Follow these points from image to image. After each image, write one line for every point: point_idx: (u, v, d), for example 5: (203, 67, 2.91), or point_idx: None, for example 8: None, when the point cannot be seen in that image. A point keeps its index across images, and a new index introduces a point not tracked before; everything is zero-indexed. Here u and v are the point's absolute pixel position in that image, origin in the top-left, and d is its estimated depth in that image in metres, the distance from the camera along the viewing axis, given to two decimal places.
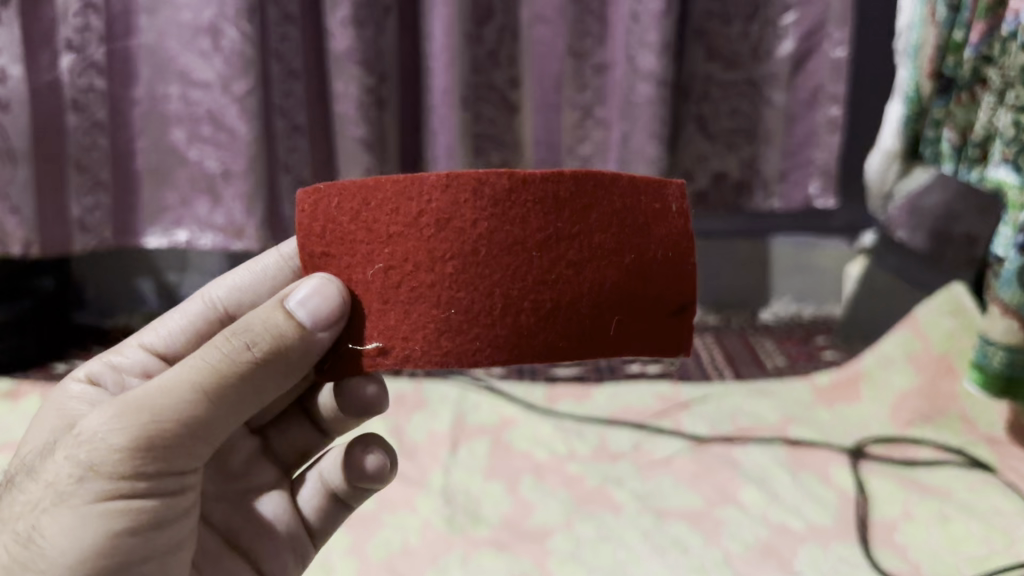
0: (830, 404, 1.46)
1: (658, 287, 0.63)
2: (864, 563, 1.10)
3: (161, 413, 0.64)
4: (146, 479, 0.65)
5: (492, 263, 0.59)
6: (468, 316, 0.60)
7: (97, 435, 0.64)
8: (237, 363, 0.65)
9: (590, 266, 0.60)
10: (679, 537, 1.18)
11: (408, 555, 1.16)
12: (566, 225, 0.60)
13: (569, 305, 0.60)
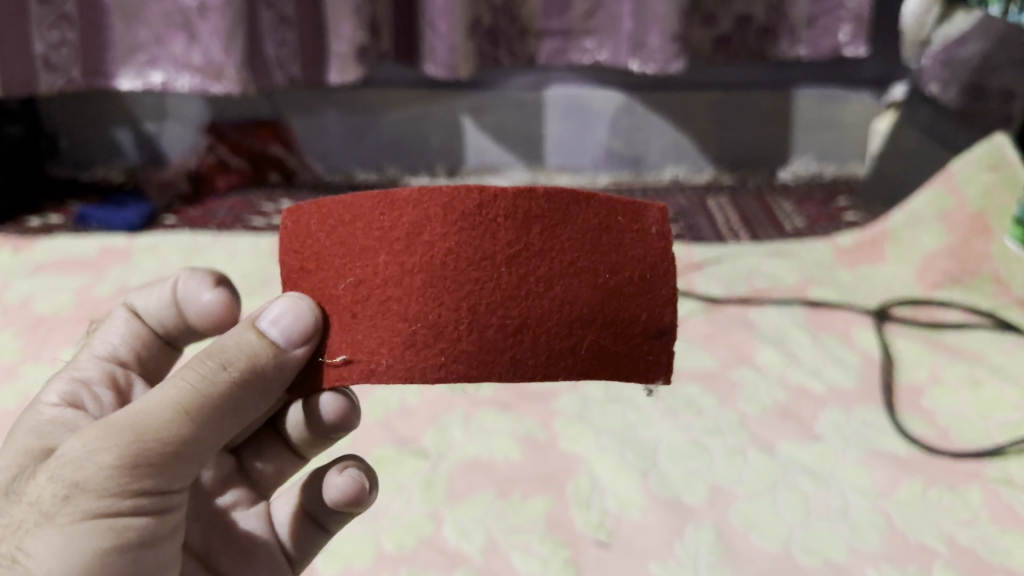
0: (853, 266, 1.36)
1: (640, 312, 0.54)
2: (890, 429, 1.02)
3: (151, 425, 0.54)
4: (135, 503, 0.54)
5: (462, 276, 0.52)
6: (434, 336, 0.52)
7: (80, 455, 0.52)
8: (218, 381, 0.57)
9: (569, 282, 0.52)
10: (691, 399, 1.07)
11: (407, 416, 1.05)
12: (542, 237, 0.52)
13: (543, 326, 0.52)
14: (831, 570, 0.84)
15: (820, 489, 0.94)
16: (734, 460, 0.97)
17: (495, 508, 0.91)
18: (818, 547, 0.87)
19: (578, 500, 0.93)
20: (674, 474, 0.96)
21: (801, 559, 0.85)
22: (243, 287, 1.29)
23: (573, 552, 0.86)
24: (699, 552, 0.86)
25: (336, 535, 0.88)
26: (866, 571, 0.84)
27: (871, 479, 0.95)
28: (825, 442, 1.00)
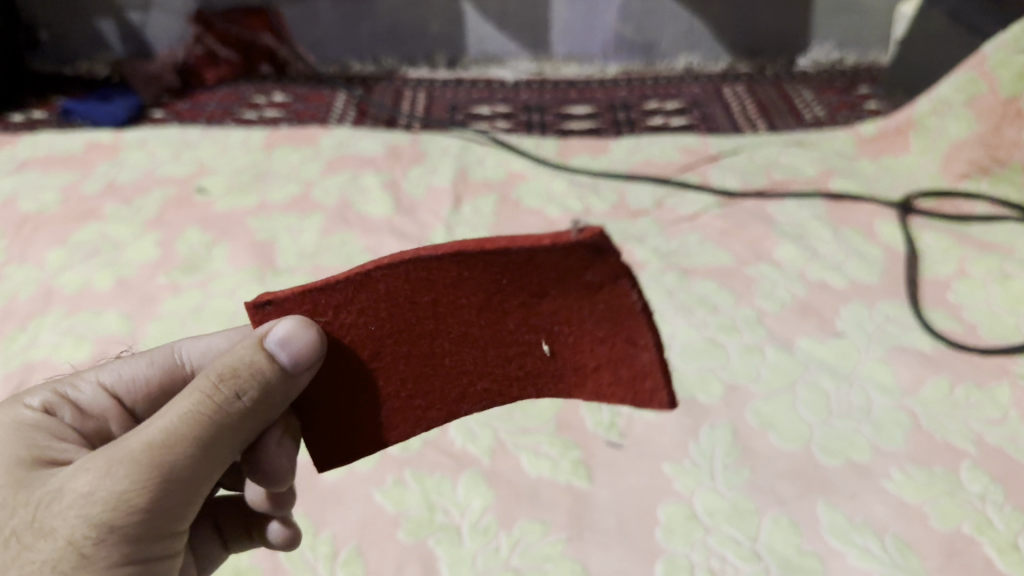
0: (875, 157, 1.30)
1: (615, 319, 0.56)
2: (914, 325, 0.98)
3: (172, 462, 0.51)
4: (149, 543, 0.52)
5: (469, 356, 0.58)
6: (438, 286, 0.55)
7: (109, 491, 0.50)
8: (228, 412, 0.54)
9: (563, 334, 0.57)
10: (705, 296, 1.01)
11: None
12: (551, 367, 0.59)
13: (539, 290, 0.55)
14: (852, 470, 0.81)
15: (841, 387, 0.90)
16: (751, 357, 0.93)
17: (502, 410, 0.88)
18: (839, 447, 0.83)
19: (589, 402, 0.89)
20: (688, 373, 0.91)
21: (821, 459, 0.82)
22: (234, 184, 1.23)
23: (584, 455, 0.84)
24: (715, 453, 0.83)
25: None
26: (889, 473, 0.81)
27: (894, 377, 0.91)
28: (847, 339, 0.95)
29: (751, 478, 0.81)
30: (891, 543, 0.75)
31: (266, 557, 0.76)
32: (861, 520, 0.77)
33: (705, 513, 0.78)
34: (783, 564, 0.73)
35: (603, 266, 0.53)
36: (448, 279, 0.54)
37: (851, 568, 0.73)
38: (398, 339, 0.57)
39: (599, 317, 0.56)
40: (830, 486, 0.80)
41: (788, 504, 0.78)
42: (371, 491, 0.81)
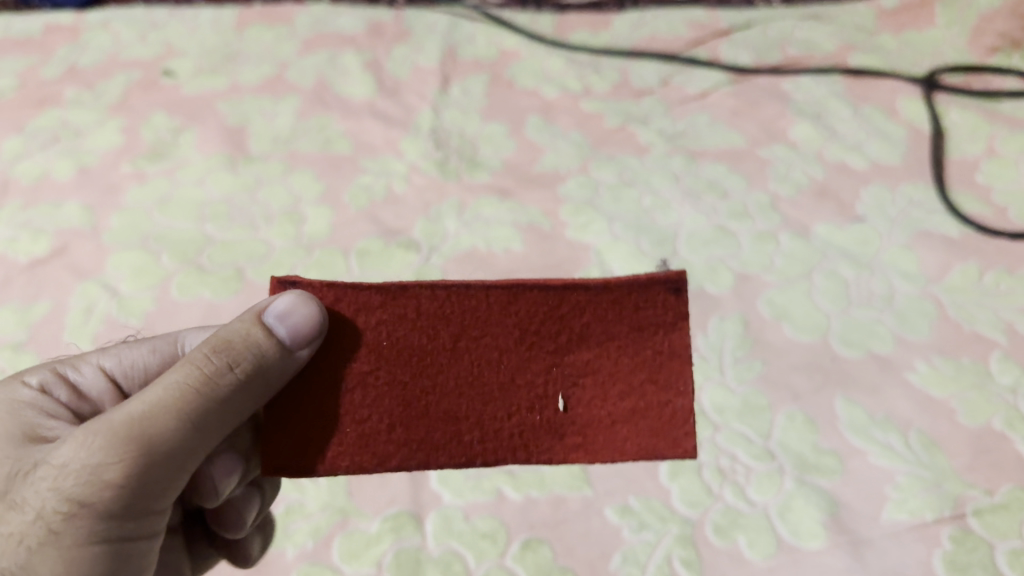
0: (898, 31, 1.17)
1: (655, 375, 0.65)
2: (940, 208, 0.90)
3: (149, 434, 0.52)
4: (129, 515, 0.54)
5: (482, 389, 0.64)
6: (480, 317, 0.64)
7: (86, 466, 0.51)
8: (213, 387, 0.55)
9: (587, 387, 0.65)
10: (715, 180, 0.92)
11: (393, 203, 0.91)
12: (566, 419, 0.64)
13: (578, 335, 0.65)
14: (873, 363, 0.75)
15: (861, 275, 0.83)
16: (765, 244, 0.85)
17: None
18: (859, 338, 0.77)
19: None
20: (696, 262, 0.84)
21: (840, 351, 0.76)
22: (204, 65, 1.13)
23: None
24: (725, 347, 0.76)
25: None
26: (914, 365, 0.75)
27: (918, 263, 0.84)
28: (868, 223, 0.88)
29: (763, 372, 0.74)
30: (915, 440, 0.69)
31: None
32: (883, 417, 0.71)
33: (713, 409, 0.71)
34: (799, 463, 0.68)
35: (670, 301, 0.66)
36: (492, 312, 0.64)
37: (872, 467, 0.67)
38: (423, 362, 0.63)
39: (636, 364, 0.65)
40: (849, 380, 0.74)
41: (804, 399, 0.72)
42: None
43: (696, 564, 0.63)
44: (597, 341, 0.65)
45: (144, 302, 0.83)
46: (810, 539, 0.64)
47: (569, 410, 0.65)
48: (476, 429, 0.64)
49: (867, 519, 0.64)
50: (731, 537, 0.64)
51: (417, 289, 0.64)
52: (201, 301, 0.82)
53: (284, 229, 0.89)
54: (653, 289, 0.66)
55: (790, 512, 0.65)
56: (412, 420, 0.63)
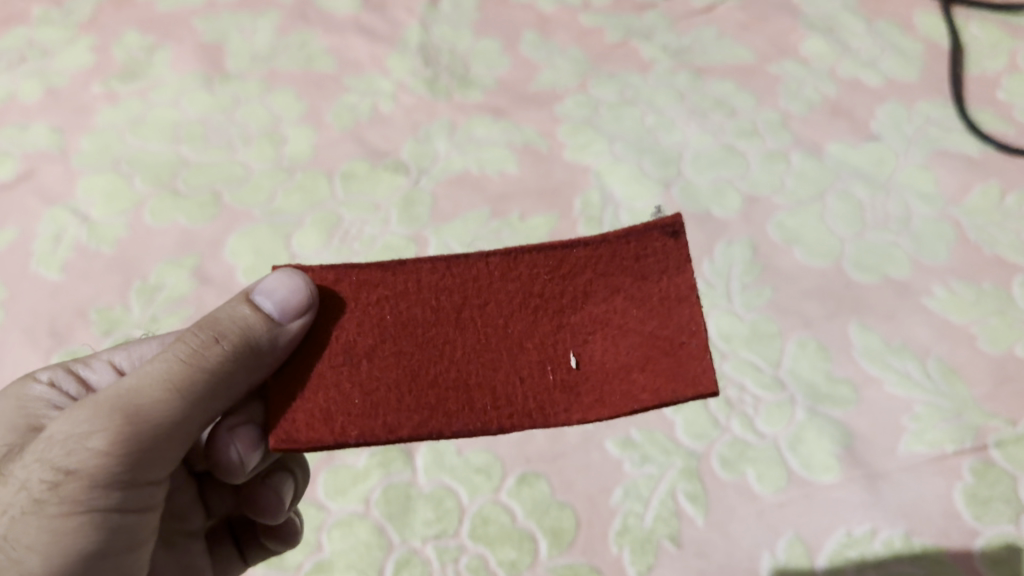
0: None
1: (667, 312, 0.43)
2: (959, 126, 0.85)
3: (139, 407, 0.44)
4: (117, 494, 0.45)
5: (476, 357, 0.43)
6: (469, 282, 0.44)
7: (68, 438, 0.43)
8: (206, 361, 0.45)
9: (597, 345, 0.43)
10: (723, 97, 0.87)
11: (380, 124, 0.86)
12: (585, 388, 0.42)
13: (582, 292, 0.44)
14: (889, 288, 0.71)
15: (876, 196, 0.78)
16: (775, 164, 0.80)
17: (488, 229, 0.77)
18: (873, 262, 0.73)
19: (588, 219, 0.77)
20: (702, 184, 0.79)
21: (854, 276, 0.72)
22: None
23: None
24: (732, 272, 0.72)
25: (300, 261, 0.74)
26: (932, 291, 0.70)
27: (936, 184, 0.79)
28: (883, 142, 0.83)
29: (773, 298, 0.70)
30: (933, 368, 0.65)
31: None
32: (900, 344, 0.67)
33: (720, 337, 0.67)
34: (810, 393, 0.64)
35: (666, 247, 0.44)
36: (475, 275, 0.44)
37: (888, 396, 0.63)
38: (402, 333, 0.43)
39: (646, 304, 0.43)
40: (864, 305, 0.69)
41: (817, 326, 0.68)
42: None
43: (701, 498, 0.59)
44: (606, 296, 0.44)
45: (117, 228, 0.79)
46: (824, 472, 0.60)
47: (582, 366, 0.43)
48: (472, 403, 0.42)
49: (884, 451, 0.61)
50: (738, 470, 0.60)
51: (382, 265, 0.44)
52: (176, 226, 0.78)
53: (264, 150, 0.84)
54: (650, 234, 0.44)
55: (802, 443, 0.61)
56: (387, 395, 0.42)
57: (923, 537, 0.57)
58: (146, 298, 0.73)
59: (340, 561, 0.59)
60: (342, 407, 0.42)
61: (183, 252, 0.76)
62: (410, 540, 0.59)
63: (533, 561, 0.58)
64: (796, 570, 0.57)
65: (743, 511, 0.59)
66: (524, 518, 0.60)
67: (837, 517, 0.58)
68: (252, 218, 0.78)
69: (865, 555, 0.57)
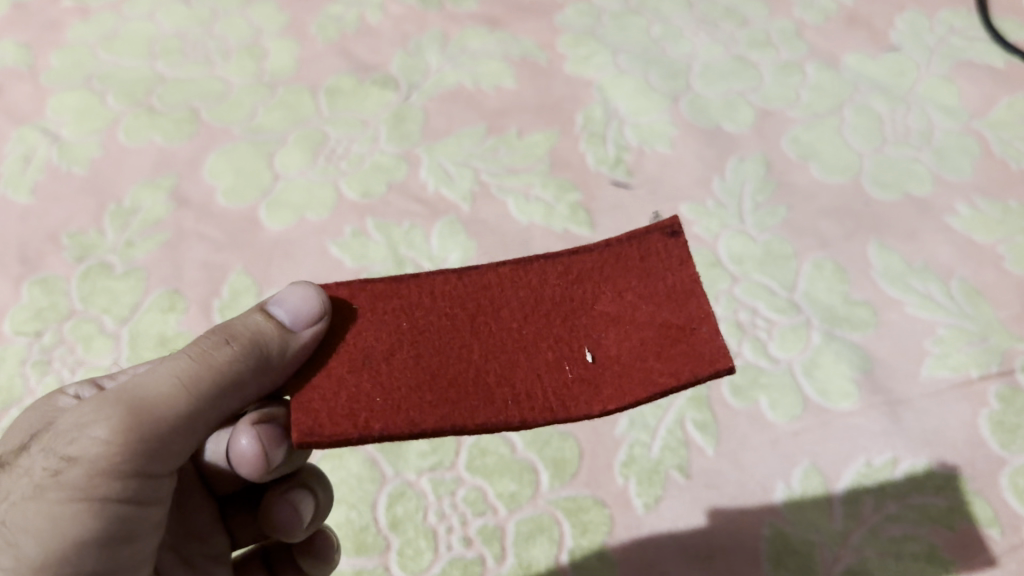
0: None
1: (680, 304, 0.38)
2: (983, 34, 0.79)
3: (147, 400, 0.40)
4: (124, 489, 0.41)
5: (493, 359, 0.38)
6: (478, 291, 0.39)
7: (76, 426, 0.40)
8: (216, 361, 0.41)
9: (613, 339, 0.38)
10: (733, 7, 0.81)
11: (367, 36, 0.80)
12: (607, 382, 0.37)
13: (592, 293, 0.39)
14: (910, 205, 0.67)
15: (896, 109, 0.73)
16: (789, 77, 0.76)
17: (484, 147, 0.71)
18: (893, 179, 0.68)
19: (590, 135, 0.72)
20: (711, 97, 0.74)
21: (873, 193, 0.67)
22: None
23: (585, 197, 0.68)
24: (744, 191, 0.68)
25: (283, 181, 0.70)
26: (955, 208, 0.66)
27: (959, 96, 0.74)
28: (903, 53, 0.78)
29: (788, 217, 0.66)
30: (957, 289, 0.61)
31: (199, 321, 0.62)
32: (922, 265, 0.63)
33: (731, 259, 0.63)
34: (827, 315, 0.60)
35: (669, 247, 0.39)
36: (484, 283, 0.39)
37: (908, 319, 0.60)
38: (410, 337, 0.38)
39: (658, 299, 0.38)
40: (883, 224, 0.65)
41: (834, 246, 0.64)
42: (326, 244, 0.66)
43: (712, 427, 0.56)
44: (616, 294, 0.39)
45: (89, 148, 0.74)
46: (841, 399, 0.56)
47: (600, 360, 0.38)
48: (491, 400, 0.37)
49: (905, 376, 0.57)
50: (751, 398, 0.57)
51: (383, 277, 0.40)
52: (152, 145, 0.73)
53: (244, 65, 0.79)
54: (649, 237, 0.40)
55: (818, 369, 0.58)
56: (400, 394, 0.37)
57: (947, 466, 0.53)
58: (121, 221, 0.68)
59: None
60: (359, 404, 0.37)
61: (160, 174, 0.71)
62: (403, 473, 0.56)
63: (533, 494, 0.55)
64: (812, 499, 0.53)
65: (756, 440, 0.55)
66: (524, 449, 0.56)
67: (855, 445, 0.55)
68: (232, 137, 0.73)
69: (887, 485, 0.53)
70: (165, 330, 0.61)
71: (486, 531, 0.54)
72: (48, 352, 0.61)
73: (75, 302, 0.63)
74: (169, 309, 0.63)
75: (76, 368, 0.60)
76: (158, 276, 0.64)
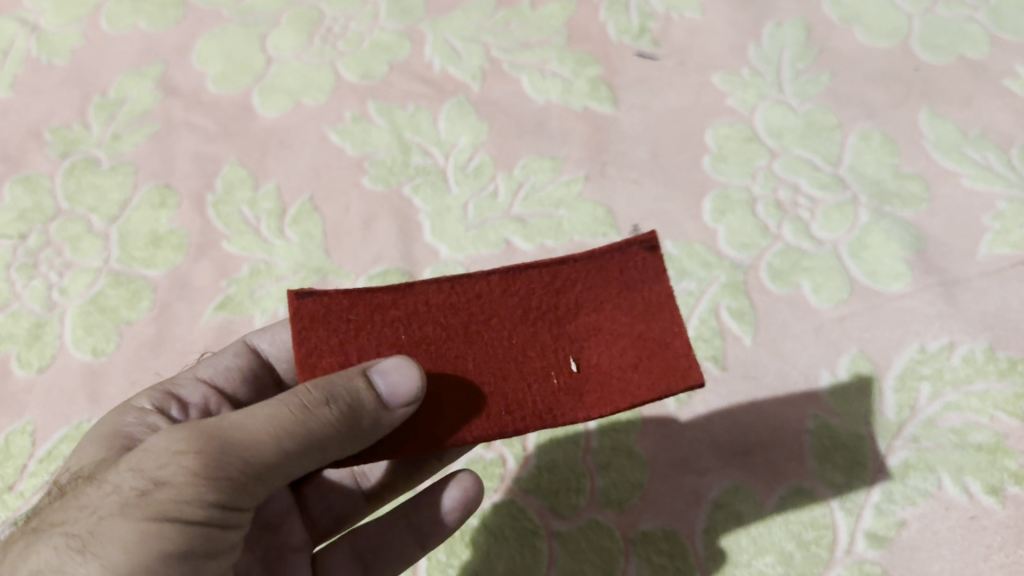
0: None
1: (660, 316, 0.36)
2: None
3: (236, 441, 0.33)
4: (202, 528, 0.33)
5: (484, 371, 0.36)
6: (467, 299, 0.36)
7: (165, 451, 0.33)
8: (314, 417, 0.33)
9: (596, 346, 0.36)
10: None
11: None
12: (593, 395, 0.35)
13: (575, 301, 0.36)
14: (964, 69, 0.59)
15: None
16: None
17: (494, 20, 0.65)
18: (945, 40, 0.61)
19: (610, 3, 0.65)
20: None
21: (922, 56, 0.61)
22: None
23: (606, 72, 0.62)
24: (783, 58, 0.61)
25: (277, 65, 0.64)
26: (1015, 70, 0.59)
27: None
28: None
29: (831, 86, 0.60)
30: (1017, 158, 0.55)
31: (193, 217, 0.57)
32: (978, 134, 0.56)
33: (769, 133, 0.58)
34: (875, 191, 0.55)
35: (645, 260, 0.36)
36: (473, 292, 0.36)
37: (964, 192, 0.54)
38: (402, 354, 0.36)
39: (639, 308, 0.36)
40: (935, 89, 0.59)
41: (881, 115, 0.58)
42: (325, 131, 0.61)
43: (749, 315, 0.51)
44: (600, 301, 0.36)
45: (70, 38, 0.68)
46: (892, 280, 0.51)
47: (584, 368, 0.36)
48: (483, 416, 0.35)
49: (961, 255, 0.52)
50: (792, 282, 0.52)
51: (378, 288, 0.36)
52: (137, 32, 0.68)
53: None
54: (630, 248, 0.36)
55: (866, 249, 0.53)
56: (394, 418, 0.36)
57: (1009, 350, 0.48)
58: (106, 114, 0.63)
59: None
60: None
61: (145, 62, 0.66)
62: None
63: None
64: (860, 389, 0.49)
65: (798, 328, 0.51)
66: None
67: (906, 330, 0.50)
68: (221, 19, 0.68)
69: (942, 372, 0.48)
70: (157, 228, 0.57)
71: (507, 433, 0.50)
72: (34, 255, 0.57)
73: (61, 202, 0.59)
74: (160, 206, 0.58)
75: (63, 271, 0.56)
76: (147, 170, 0.60)
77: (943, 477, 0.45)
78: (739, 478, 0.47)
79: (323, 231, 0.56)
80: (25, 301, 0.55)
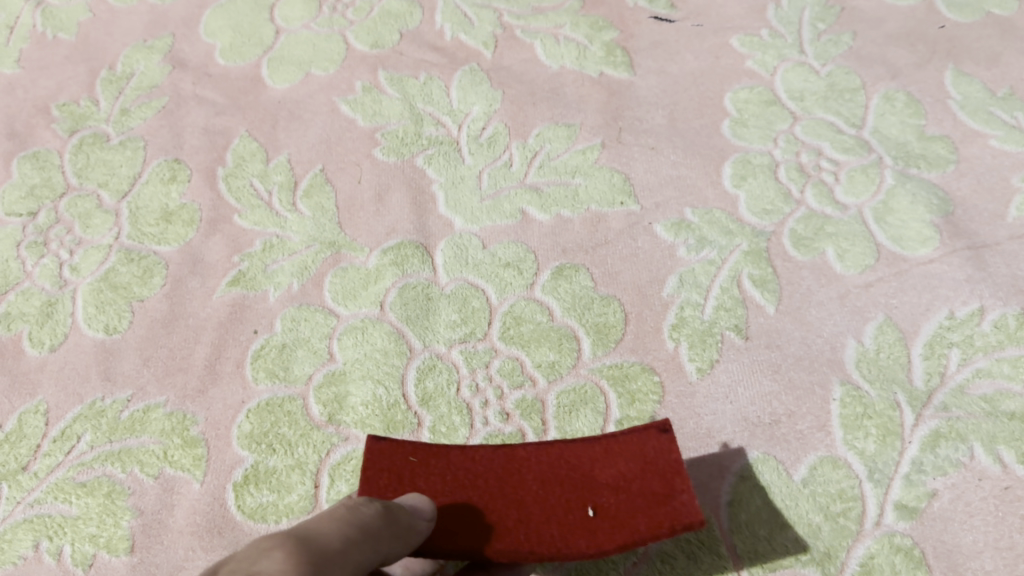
0: None
1: (669, 479, 0.40)
2: None
3: (306, 538, 0.34)
4: None
5: (515, 506, 0.40)
6: (509, 462, 0.41)
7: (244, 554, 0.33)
8: (362, 516, 0.35)
9: (611, 497, 0.40)
10: None
11: None
12: (605, 534, 0.39)
13: (599, 462, 0.41)
14: (992, 26, 0.58)
15: None
16: None
17: None
18: None
19: None
20: None
21: (947, 14, 0.59)
22: None
23: (622, 35, 0.61)
24: (803, 18, 0.60)
25: (286, 35, 0.63)
26: None
27: None
28: None
29: (853, 46, 0.58)
30: None
31: (203, 191, 0.57)
32: (1006, 94, 0.55)
33: (790, 96, 0.56)
34: (900, 154, 0.53)
35: (663, 436, 0.41)
36: (511, 457, 0.41)
37: (993, 153, 0.53)
38: (450, 481, 0.41)
39: (651, 471, 0.40)
40: (961, 46, 0.57)
41: (905, 75, 0.56)
42: (335, 102, 0.60)
43: (772, 283, 0.50)
44: (619, 462, 0.40)
45: (76, 11, 0.67)
46: (919, 246, 0.50)
47: (600, 514, 0.39)
48: (506, 534, 0.39)
49: (991, 217, 0.50)
50: (816, 249, 0.51)
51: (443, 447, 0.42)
52: (144, 4, 0.67)
53: None
54: (648, 431, 0.41)
55: (891, 214, 0.51)
56: (431, 539, 0.39)
57: None
58: (114, 88, 0.62)
59: (354, 372, 0.49)
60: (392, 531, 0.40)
61: (152, 34, 0.65)
62: (433, 345, 0.50)
63: (575, 363, 0.49)
64: (887, 357, 0.47)
65: (822, 296, 0.49)
66: (562, 316, 0.50)
67: (934, 295, 0.49)
68: None
69: (971, 339, 0.47)
70: (168, 204, 0.56)
71: (525, 404, 0.48)
72: (44, 232, 0.56)
73: (70, 178, 0.58)
74: (171, 180, 0.57)
75: (74, 248, 0.55)
76: (157, 145, 0.59)
77: (974, 447, 0.44)
78: (765, 449, 0.46)
79: (335, 204, 0.55)
80: (36, 279, 0.54)
